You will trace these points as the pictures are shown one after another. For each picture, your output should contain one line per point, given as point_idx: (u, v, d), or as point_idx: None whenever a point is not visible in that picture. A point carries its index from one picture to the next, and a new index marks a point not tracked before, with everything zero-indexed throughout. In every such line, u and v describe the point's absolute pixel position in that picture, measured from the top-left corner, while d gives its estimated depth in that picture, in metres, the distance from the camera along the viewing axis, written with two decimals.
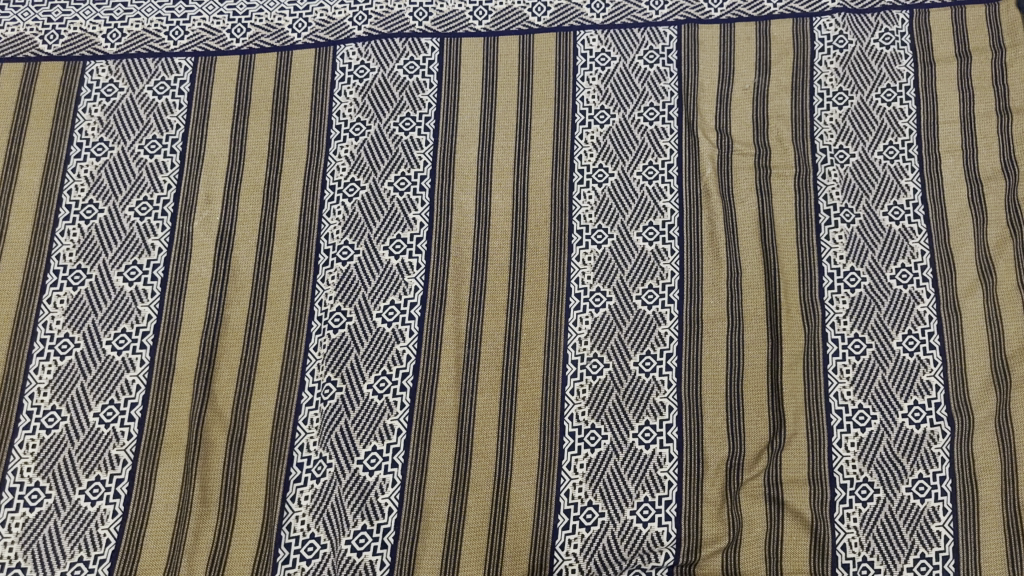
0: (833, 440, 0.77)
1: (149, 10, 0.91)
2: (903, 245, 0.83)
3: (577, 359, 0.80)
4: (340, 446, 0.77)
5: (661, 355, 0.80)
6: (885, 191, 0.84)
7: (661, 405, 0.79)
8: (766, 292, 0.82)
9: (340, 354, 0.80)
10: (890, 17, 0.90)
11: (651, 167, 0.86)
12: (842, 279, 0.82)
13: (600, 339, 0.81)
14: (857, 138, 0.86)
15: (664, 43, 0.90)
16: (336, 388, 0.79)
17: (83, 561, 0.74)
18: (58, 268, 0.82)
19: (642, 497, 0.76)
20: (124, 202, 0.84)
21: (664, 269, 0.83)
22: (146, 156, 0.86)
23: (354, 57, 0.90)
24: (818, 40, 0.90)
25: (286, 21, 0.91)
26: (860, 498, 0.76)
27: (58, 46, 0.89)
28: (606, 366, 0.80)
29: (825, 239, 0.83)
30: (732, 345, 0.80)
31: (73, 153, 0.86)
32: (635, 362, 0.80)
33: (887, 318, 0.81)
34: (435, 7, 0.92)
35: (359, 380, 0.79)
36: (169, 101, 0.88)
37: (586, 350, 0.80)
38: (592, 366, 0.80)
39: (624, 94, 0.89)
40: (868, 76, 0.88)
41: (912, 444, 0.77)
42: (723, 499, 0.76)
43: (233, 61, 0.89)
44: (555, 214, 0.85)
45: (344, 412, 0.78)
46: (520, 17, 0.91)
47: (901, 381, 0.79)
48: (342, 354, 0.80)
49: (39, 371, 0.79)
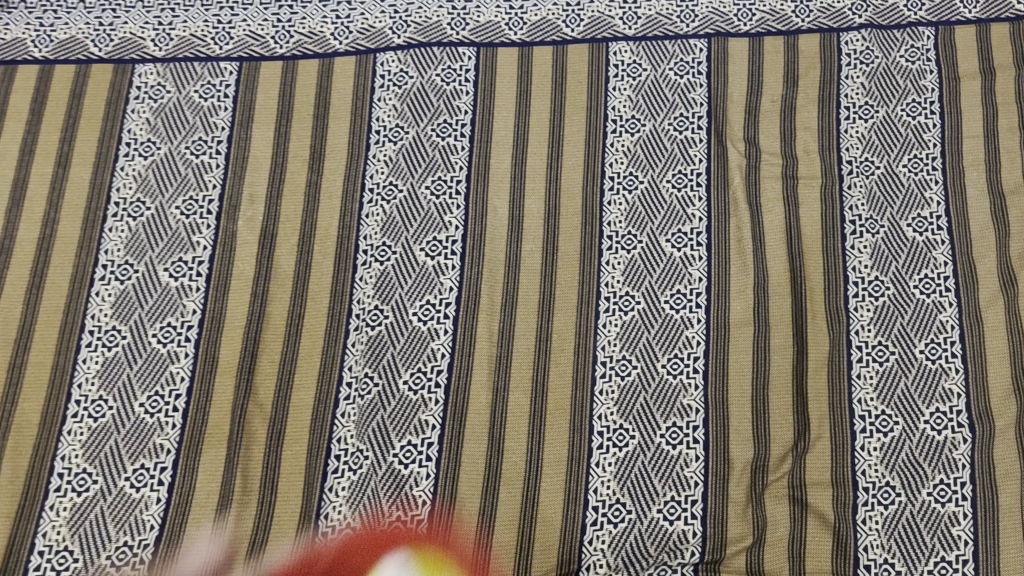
0: (856, 445, 0.79)
1: (196, 15, 0.94)
2: (926, 255, 0.85)
3: (606, 360, 0.82)
4: (376, 439, 0.80)
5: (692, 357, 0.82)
6: (908, 202, 0.86)
7: (688, 407, 0.81)
8: (792, 298, 0.84)
9: (377, 351, 0.82)
10: (916, 33, 0.92)
11: (681, 175, 0.88)
12: (866, 287, 0.84)
13: (629, 341, 0.83)
14: (882, 151, 0.88)
15: (694, 55, 0.93)
16: (372, 383, 0.81)
17: (128, 546, 0.77)
18: (106, 262, 0.85)
19: (669, 496, 0.78)
20: (171, 200, 0.87)
21: (692, 275, 0.85)
22: (192, 157, 0.89)
23: (393, 64, 0.93)
24: (844, 55, 0.92)
25: (328, 28, 0.94)
26: (882, 501, 0.78)
27: (108, 50, 0.93)
28: (634, 368, 0.82)
29: (850, 248, 0.85)
30: (758, 349, 0.82)
31: (121, 153, 0.89)
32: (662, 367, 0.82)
33: (910, 326, 0.82)
34: (471, 17, 0.94)
35: (395, 377, 0.81)
36: (214, 103, 0.91)
37: (614, 352, 0.82)
38: (620, 368, 0.82)
39: (654, 104, 0.91)
40: (893, 90, 0.90)
41: (933, 449, 0.79)
42: (748, 498, 0.78)
43: (276, 66, 0.92)
44: (586, 219, 0.87)
45: (380, 407, 0.80)
46: (554, 28, 0.94)
47: (923, 388, 0.81)
48: (378, 351, 0.82)
49: (87, 361, 0.82)
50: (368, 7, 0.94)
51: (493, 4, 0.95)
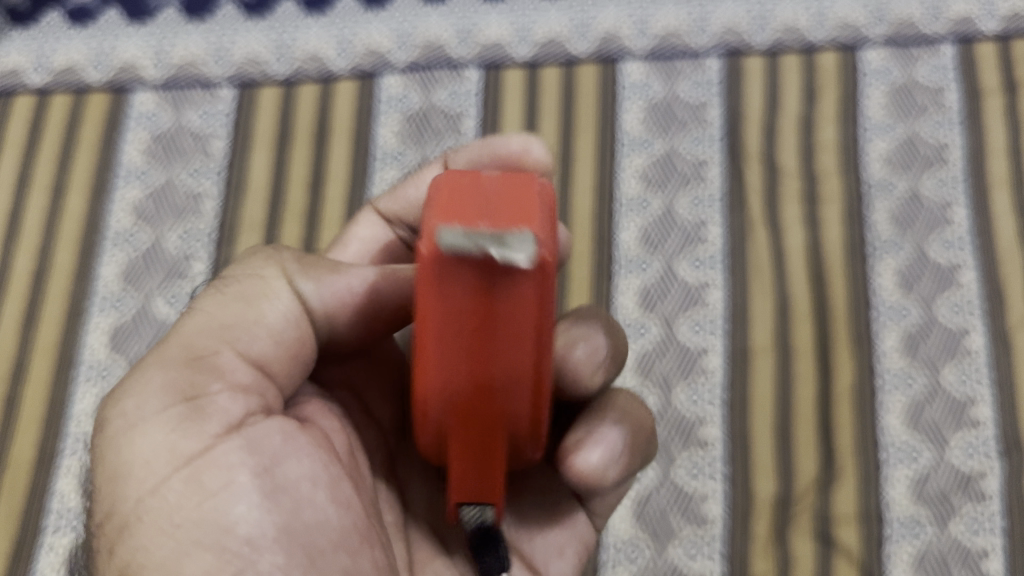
0: (884, 474, 0.76)
1: (196, 39, 0.91)
2: (951, 278, 0.82)
3: (632, 255, 0.84)
4: (417, 130, 0.89)
5: (630, 334, 0.81)
6: (932, 224, 0.84)
7: (706, 439, 0.78)
8: (814, 323, 0.81)
9: (419, 128, 0.89)
10: (934, 50, 0.88)
11: (697, 199, 0.85)
12: (893, 311, 0.81)
13: (653, 296, 0.82)
14: (904, 170, 0.86)
15: (707, 76, 0.89)
16: (409, 157, 0.88)
17: None
18: (104, 293, 0.84)
19: (686, 532, 0.76)
20: (169, 230, 0.86)
21: (707, 300, 0.82)
22: (190, 185, 0.88)
23: (397, 87, 0.90)
24: (863, 72, 0.88)
25: (329, 51, 0.90)
26: (911, 535, 0.75)
27: (105, 76, 0.90)
28: (655, 265, 0.83)
29: (876, 270, 0.82)
30: (779, 378, 0.79)
31: (120, 181, 0.88)
32: (660, 359, 0.80)
33: (936, 351, 0.80)
34: (476, 38, 0.90)
35: (431, 96, 0.90)
36: (214, 132, 0.89)
37: (641, 249, 0.84)
38: (642, 262, 0.83)
39: (667, 125, 0.88)
40: (913, 109, 0.87)
41: (962, 479, 0.76)
42: (770, 533, 0.75)
43: (277, 93, 0.90)
44: (599, 242, 0.84)
45: (418, 120, 0.89)
46: (562, 48, 0.90)
47: (950, 415, 0.78)
48: (421, 126, 0.89)
49: (85, 395, 0.81)
50: (370, 28, 0.91)
51: (497, 22, 0.90)
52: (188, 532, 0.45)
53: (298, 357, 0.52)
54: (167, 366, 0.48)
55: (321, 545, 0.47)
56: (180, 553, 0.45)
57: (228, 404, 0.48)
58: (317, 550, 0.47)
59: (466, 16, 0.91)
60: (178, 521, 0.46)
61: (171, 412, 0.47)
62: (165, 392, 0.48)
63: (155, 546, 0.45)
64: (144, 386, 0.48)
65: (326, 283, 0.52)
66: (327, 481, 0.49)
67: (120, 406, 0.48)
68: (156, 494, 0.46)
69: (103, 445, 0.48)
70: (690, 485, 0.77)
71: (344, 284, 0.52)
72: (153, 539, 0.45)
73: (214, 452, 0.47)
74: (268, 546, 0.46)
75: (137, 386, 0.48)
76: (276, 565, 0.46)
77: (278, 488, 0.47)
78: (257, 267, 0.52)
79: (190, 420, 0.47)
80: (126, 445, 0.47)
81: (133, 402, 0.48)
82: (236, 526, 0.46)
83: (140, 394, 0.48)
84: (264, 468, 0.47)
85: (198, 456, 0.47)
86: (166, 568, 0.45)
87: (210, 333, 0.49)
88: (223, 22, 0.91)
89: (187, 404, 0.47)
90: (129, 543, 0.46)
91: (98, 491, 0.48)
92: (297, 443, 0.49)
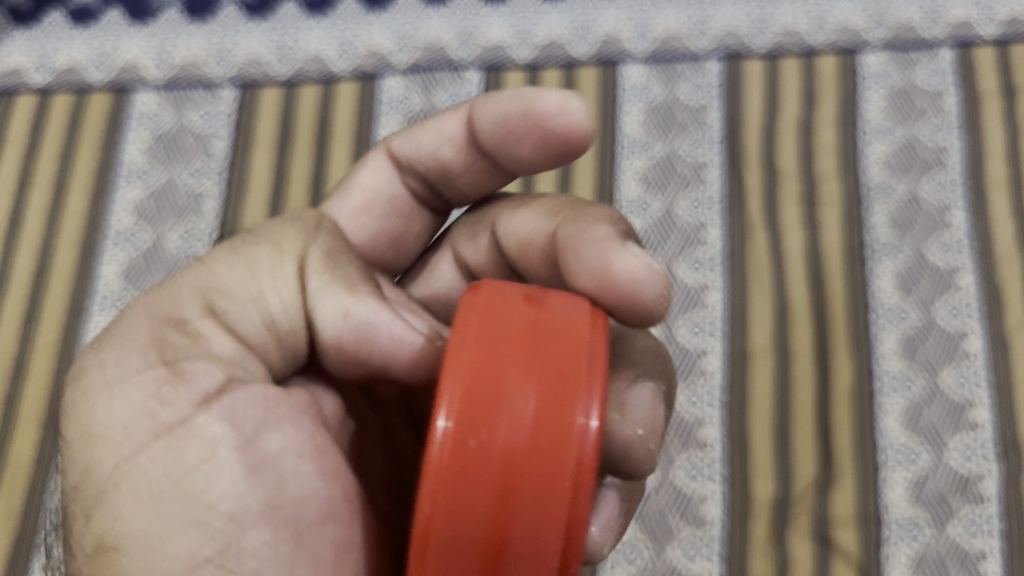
0: (882, 476, 0.76)
1: (198, 40, 0.91)
2: (950, 281, 0.82)
3: None
4: None
5: None
6: (930, 227, 0.84)
7: (705, 440, 0.78)
8: (813, 326, 0.81)
9: None
10: (933, 54, 0.89)
11: (697, 201, 0.86)
12: (892, 313, 0.81)
13: None
14: (903, 174, 0.86)
15: (707, 79, 0.90)
16: None
17: None
18: (104, 293, 0.84)
19: (685, 532, 0.76)
20: (170, 229, 0.86)
21: (707, 302, 0.82)
22: (191, 184, 0.88)
23: (398, 89, 0.90)
24: (863, 77, 0.89)
25: (330, 53, 0.91)
26: (909, 537, 0.75)
27: (107, 76, 0.90)
28: None
29: (874, 272, 0.83)
30: (778, 380, 0.80)
31: (121, 181, 0.88)
32: None
33: (934, 354, 0.80)
34: (477, 40, 0.91)
35: (432, 97, 0.90)
36: (215, 132, 0.90)
37: None
38: None
39: (667, 128, 0.89)
40: (912, 113, 0.88)
41: (960, 481, 0.76)
42: (770, 535, 0.76)
43: (278, 94, 0.90)
44: None
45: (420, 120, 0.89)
46: (563, 50, 0.90)
47: (948, 417, 0.78)
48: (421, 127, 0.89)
49: None
50: (371, 29, 0.91)
51: (498, 24, 0.91)
52: (168, 505, 0.46)
53: (284, 347, 0.52)
54: (149, 326, 0.49)
55: (307, 518, 0.48)
56: (164, 528, 0.45)
57: (207, 370, 0.48)
58: (303, 522, 0.48)
59: (467, 18, 0.91)
60: (158, 490, 0.46)
61: (150, 374, 0.47)
62: (145, 354, 0.48)
63: (134, 514, 0.46)
64: (129, 341, 0.48)
65: (332, 292, 0.51)
66: (312, 450, 0.50)
67: (101, 358, 0.48)
68: (133, 461, 0.46)
69: (79, 400, 0.48)
70: (689, 487, 0.77)
71: (343, 308, 0.51)
72: (131, 508, 0.46)
73: (193, 422, 0.47)
74: (252, 521, 0.47)
75: (119, 341, 0.49)
76: (263, 543, 0.47)
77: (262, 460, 0.48)
78: (284, 236, 0.53)
79: (170, 385, 0.47)
80: (104, 405, 0.47)
81: (115, 354, 0.48)
82: (218, 500, 0.46)
83: (125, 346, 0.48)
84: (245, 440, 0.47)
85: (175, 426, 0.47)
86: (147, 540, 0.45)
87: (201, 292, 0.50)
88: (224, 23, 0.91)
89: (166, 367, 0.47)
90: (108, 513, 0.46)
91: (73, 452, 0.48)
92: (279, 411, 0.49)
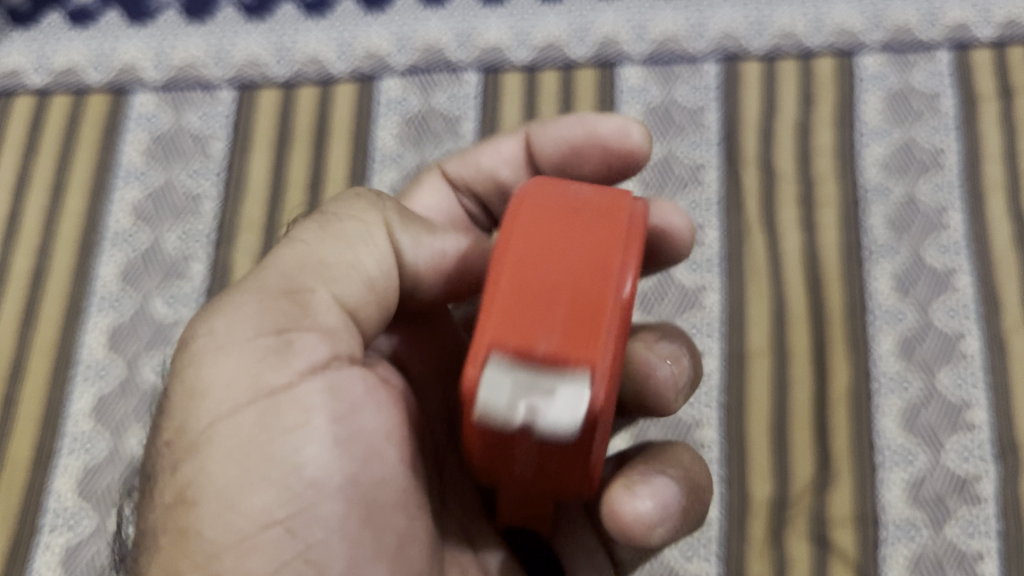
0: (879, 477, 0.77)
1: (196, 41, 0.91)
2: (947, 282, 0.82)
3: None
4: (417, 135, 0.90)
5: None
6: (927, 229, 0.84)
7: (703, 441, 0.78)
8: (810, 327, 0.81)
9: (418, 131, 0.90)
10: (930, 56, 0.89)
11: (694, 202, 0.86)
12: (889, 313, 0.81)
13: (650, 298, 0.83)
14: (900, 175, 0.86)
15: (704, 81, 0.90)
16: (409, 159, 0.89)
17: None
18: (102, 293, 0.84)
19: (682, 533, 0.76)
20: (168, 229, 0.86)
21: (704, 303, 0.82)
22: (189, 185, 0.88)
23: (396, 90, 0.90)
24: (860, 78, 0.89)
25: (329, 54, 0.91)
26: (907, 537, 0.75)
27: (105, 76, 0.90)
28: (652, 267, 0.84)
29: (871, 273, 0.83)
30: (775, 381, 0.80)
31: (120, 181, 0.88)
32: None
33: (931, 355, 0.80)
34: (475, 42, 0.91)
35: (430, 98, 0.90)
36: (214, 132, 0.90)
37: None
38: None
39: (666, 128, 0.89)
40: (909, 115, 0.88)
41: (958, 482, 0.76)
42: (767, 536, 0.76)
43: (276, 94, 0.90)
44: None
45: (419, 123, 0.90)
46: (561, 52, 0.90)
47: (946, 418, 0.78)
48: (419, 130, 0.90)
49: (82, 394, 0.81)
50: (370, 31, 0.91)
51: (496, 26, 0.91)
52: (261, 467, 0.55)
53: None
54: (260, 300, 0.58)
55: (378, 497, 0.58)
56: (246, 485, 0.55)
57: (313, 346, 0.58)
58: (372, 500, 0.57)
59: (466, 19, 0.91)
60: (258, 452, 0.55)
61: (263, 346, 0.57)
62: (258, 322, 0.58)
63: (231, 467, 0.55)
64: (245, 308, 0.58)
65: None
66: (374, 442, 0.58)
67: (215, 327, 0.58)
68: (238, 422, 0.56)
69: (192, 365, 0.58)
70: None
71: None
72: (229, 464, 0.55)
73: (296, 393, 0.57)
74: (332, 489, 0.56)
75: (231, 311, 0.58)
76: (336, 511, 0.56)
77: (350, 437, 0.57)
78: (359, 211, 0.63)
79: (278, 355, 0.57)
80: (205, 373, 0.55)
81: (228, 325, 0.58)
82: (307, 466, 0.56)
83: (239, 318, 0.58)
84: (340, 415, 0.57)
85: (280, 393, 0.56)
86: (239, 493, 0.55)
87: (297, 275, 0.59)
88: (223, 25, 0.91)
89: (276, 339, 0.57)
90: None
91: None
92: (363, 399, 0.59)
